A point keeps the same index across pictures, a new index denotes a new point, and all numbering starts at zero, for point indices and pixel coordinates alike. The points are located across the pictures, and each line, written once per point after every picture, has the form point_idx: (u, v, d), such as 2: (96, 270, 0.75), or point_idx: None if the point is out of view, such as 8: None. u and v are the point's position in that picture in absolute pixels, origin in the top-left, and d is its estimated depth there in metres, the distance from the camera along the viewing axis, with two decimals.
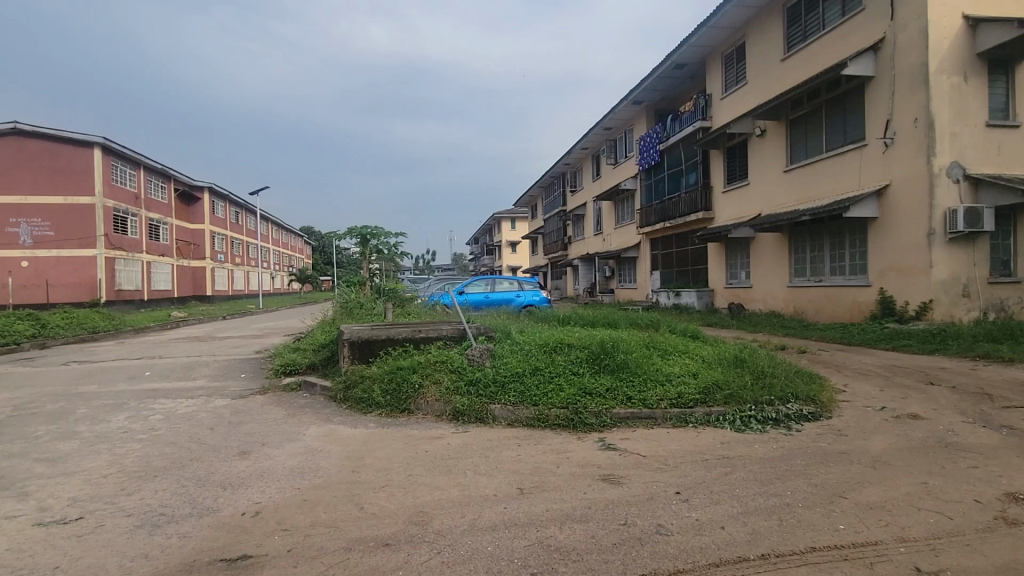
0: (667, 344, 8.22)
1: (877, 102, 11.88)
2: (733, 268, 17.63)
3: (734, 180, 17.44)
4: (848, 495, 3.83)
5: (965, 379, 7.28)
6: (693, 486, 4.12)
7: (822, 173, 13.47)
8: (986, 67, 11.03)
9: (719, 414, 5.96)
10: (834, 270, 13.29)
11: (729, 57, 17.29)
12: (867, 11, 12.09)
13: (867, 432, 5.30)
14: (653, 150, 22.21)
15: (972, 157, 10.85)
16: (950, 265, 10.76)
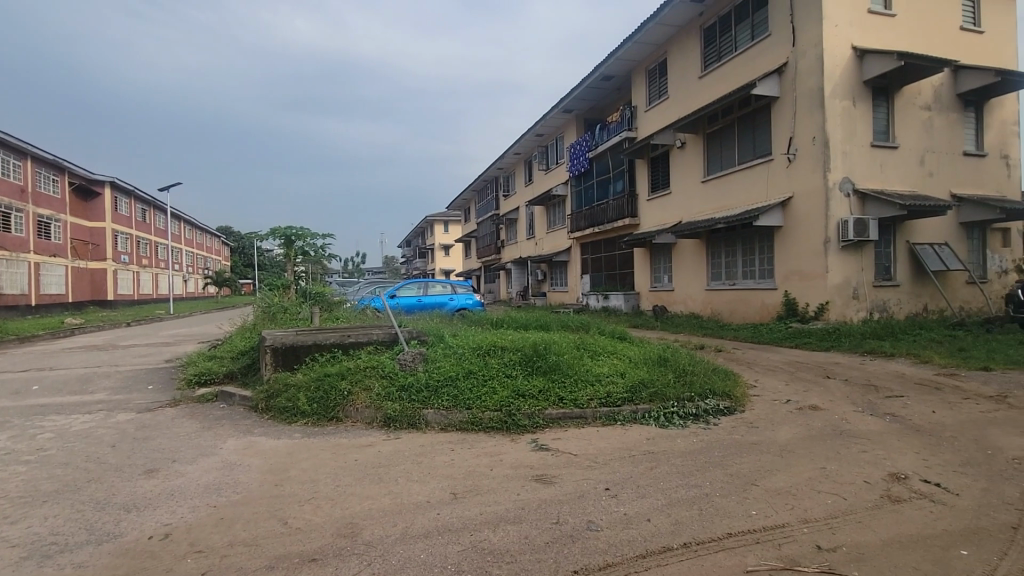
0: (596, 345, 8.52)
1: (782, 121, 13.00)
2: (657, 272, 18.55)
3: (658, 188, 18.36)
4: (759, 482, 4.15)
5: (855, 373, 8.11)
6: (621, 482, 4.28)
7: (735, 185, 14.51)
8: (871, 93, 12.38)
9: (645, 411, 6.23)
10: (746, 274, 14.36)
11: (652, 72, 18.22)
12: (773, 37, 13.21)
13: (775, 423, 5.77)
14: (582, 157, 22.93)
15: (860, 174, 12.14)
16: (842, 271, 11.95)
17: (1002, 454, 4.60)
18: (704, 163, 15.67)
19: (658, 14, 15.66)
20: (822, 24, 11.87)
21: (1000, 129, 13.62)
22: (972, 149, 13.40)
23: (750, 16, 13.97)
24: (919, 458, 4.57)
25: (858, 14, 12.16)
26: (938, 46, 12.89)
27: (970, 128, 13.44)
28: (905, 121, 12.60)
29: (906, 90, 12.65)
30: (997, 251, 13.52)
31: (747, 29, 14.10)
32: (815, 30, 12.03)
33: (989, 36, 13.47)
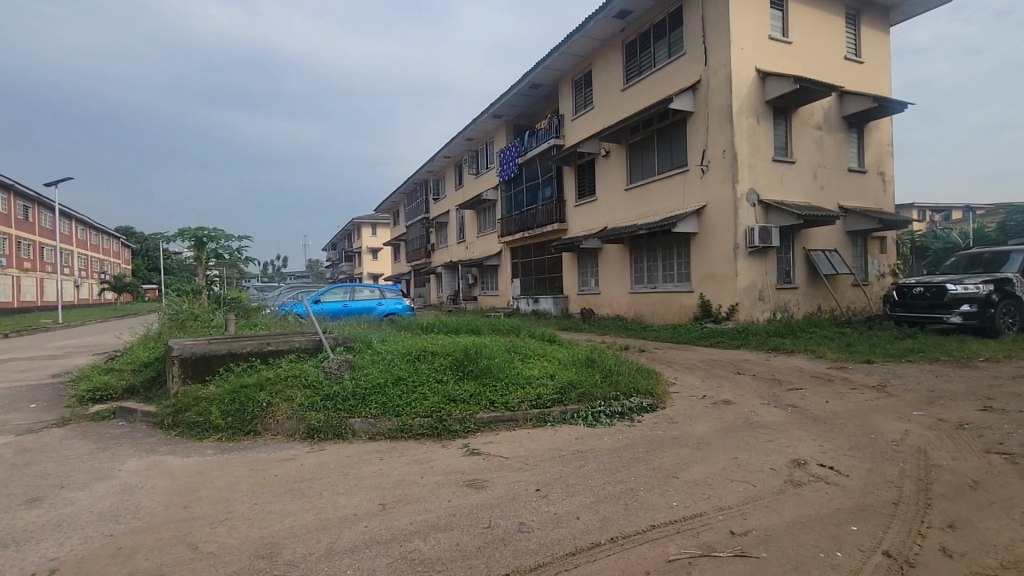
0: (527, 348, 8.64)
1: (696, 134, 13.90)
2: (584, 276, 19.13)
3: (584, 194, 18.96)
4: (679, 475, 4.39)
5: (762, 369, 8.82)
6: (552, 482, 4.36)
7: (655, 193, 15.30)
8: (772, 112, 13.56)
9: (574, 412, 6.39)
10: (666, 278, 15.18)
11: (578, 83, 18.83)
12: (687, 56, 14.11)
13: (693, 418, 6.14)
14: (512, 163, 23.22)
15: (764, 185, 13.24)
16: (750, 274, 12.95)
17: (882, 437, 5.19)
18: (627, 172, 16.39)
19: (583, 27, 16.20)
20: (730, 46, 12.85)
21: (877, 149, 15.41)
22: (856, 166, 15.04)
23: (667, 35, 14.85)
24: (816, 445, 5.04)
25: (761, 40, 13.29)
26: (827, 73, 14.37)
27: (854, 147, 15.10)
28: (801, 139, 13.92)
29: (801, 111, 13.98)
30: (876, 257, 15.25)
31: (664, 47, 14.97)
32: (724, 51, 13.00)
33: (868, 66, 15.21)
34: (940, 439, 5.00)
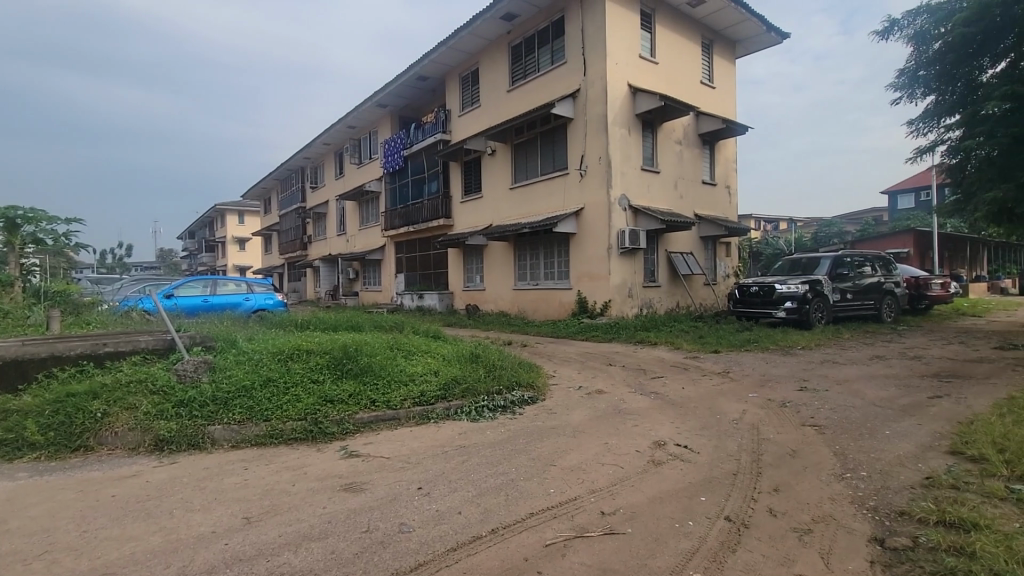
0: (410, 345, 8.48)
1: (575, 140, 14.69)
2: (469, 272, 19.25)
3: (470, 191, 19.07)
4: (556, 463, 4.63)
5: (630, 360, 9.62)
6: (434, 479, 4.35)
7: (537, 194, 15.89)
8: (641, 125, 14.79)
9: (457, 407, 6.42)
10: (547, 275, 15.85)
11: (465, 80, 18.87)
12: (568, 65, 14.84)
13: (570, 408, 6.51)
14: (397, 155, 22.60)
15: (634, 192, 14.41)
16: (621, 273, 14.03)
17: (726, 416, 5.96)
18: (512, 172, 16.80)
19: (470, 25, 16.25)
20: (606, 60, 13.76)
21: (725, 165, 17.56)
22: (708, 179, 17.02)
23: (550, 42, 15.49)
24: (673, 427, 5.62)
25: (632, 57, 14.43)
26: (686, 94, 16.06)
27: (707, 162, 17.05)
28: (664, 151, 15.38)
29: (665, 126, 15.45)
30: (723, 260, 17.40)
31: (547, 53, 15.60)
32: (601, 64, 13.89)
33: (718, 92, 17.29)
34: (769, 416, 5.87)
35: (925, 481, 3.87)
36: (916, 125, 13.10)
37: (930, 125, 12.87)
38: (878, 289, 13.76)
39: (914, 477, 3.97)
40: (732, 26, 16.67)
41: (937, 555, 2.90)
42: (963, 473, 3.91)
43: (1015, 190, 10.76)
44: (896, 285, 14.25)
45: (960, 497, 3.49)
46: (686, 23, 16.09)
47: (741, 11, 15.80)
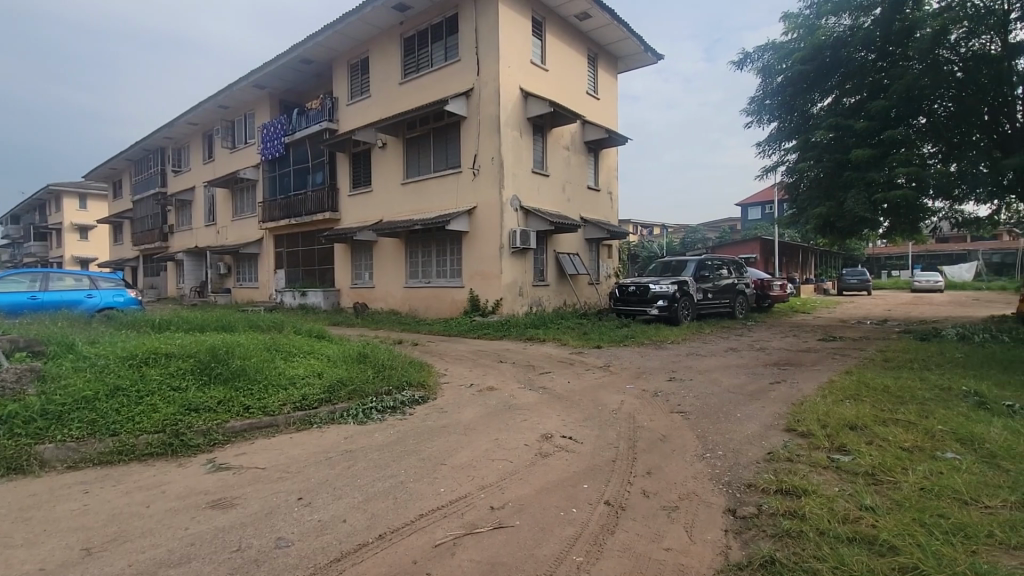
0: (291, 346, 7.93)
1: (468, 139, 14.73)
2: (357, 269, 18.43)
3: (359, 184, 18.26)
4: (447, 461, 4.62)
5: (520, 357, 9.88)
6: (316, 488, 4.11)
7: (429, 191, 15.68)
8: (532, 128, 15.24)
9: (343, 410, 6.10)
10: (439, 273, 15.71)
11: (355, 68, 18.03)
12: (461, 63, 14.84)
13: (461, 405, 6.52)
14: (278, 141, 20.95)
15: (525, 193, 14.81)
16: (512, 272, 14.36)
17: (606, 407, 6.38)
18: (403, 167, 16.39)
19: (360, 10, 15.55)
20: (499, 62, 13.98)
21: (607, 172, 18.74)
22: (592, 184, 18.03)
23: (444, 38, 15.36)
24: (560, 420, 5.88)
25: (524, 62, 14.82)
26: (574, 102, 16.88)
27: (592, 167, 18.07)
28: (553, 155, 16.02)
29: (554, 131, 16.09)
30: (604, 261, 18.56)
31: (441, 49, 15.45)
32: (494, 66, 14.08)
33: (602, 103, 18.41)
34: (643, 405, 6.39)
35: (768, 456, 4.47)
36: (764, 147, 15.07)
37: (774, 148, 14.85)
38: (733, 289, 15.60)
39: (759, 453, 4.55)
40: (615, 42, 17.84)
41: (776, 519, 3.36)
42: (796, 447, 4.57)
43: (836, 207, 12.68)
44: (747, 286, 16.27)
45: (793, 468, 4.08)
46: (575, 34, 16.90)
47: (623, 30, 16.97)
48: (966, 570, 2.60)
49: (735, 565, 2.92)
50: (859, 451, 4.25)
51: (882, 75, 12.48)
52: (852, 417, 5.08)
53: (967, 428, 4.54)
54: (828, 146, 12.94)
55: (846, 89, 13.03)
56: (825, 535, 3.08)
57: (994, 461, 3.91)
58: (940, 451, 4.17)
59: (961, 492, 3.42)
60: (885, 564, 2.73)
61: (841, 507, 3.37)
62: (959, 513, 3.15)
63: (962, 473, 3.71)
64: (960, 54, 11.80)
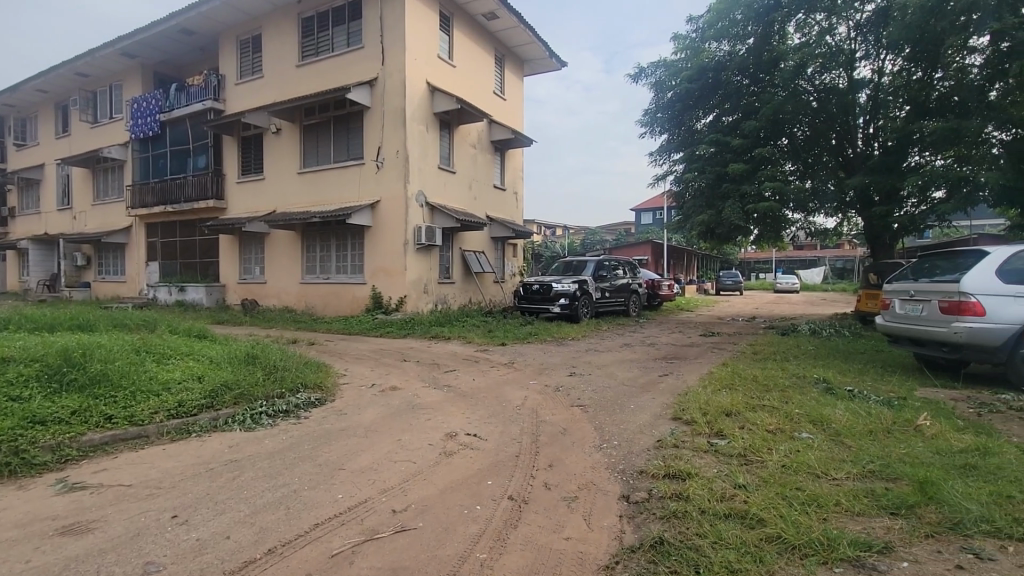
0: (165, 346, 7.10)
1: (372, 130, 14.17)
2: (246, 263, 16.99)
3: (248, 170, 16.82)
4: (346, 465, 4.41)
5: (424, 355, 9.72)
6: (194, 503, 3.71)
7: (329, 182, 14.87)
8: (438, 124, 15.02)
9: (227, 417, 5.58)
10: (339, 269, 14.95)
11: (245, 45, 16.58)
12: (365, 50, 14.24)
13: (362, 406, 6.26)
14: (152, 118, 18.72)
15: (430, 189, 14.56)
16: (417, 269, 14.07)
17: (510, 403, 6.48)
18: (300, 155, 15.39)
19: None
20: (404, 54, 13.60)
21: (513, 172, 19.03)
22: (498, 183, 18.21)
23: (346, 23, 14.63)
24: (464, 418, 5.85)
25: (431, 56, 14.56)
26: (480, 101, 16.92)
27: (498, 167, 18.24)
28: (460, 152, 15.93)
29: (461, 129, 16.00)
30: (510, 260, 18.82)
31: (343, 34, 14.70)
32: (399, 57, 13.68)
33: (508, 104, 18.65)
34: (545, 400, 6.58)
35: (657, 443, 4.80)
36: (655, 156, 16.19)
37: (665, 158, 16.03)
38: (628, 288, 16.58)
39: (650, 441, 4.87)
40: (521, 45, 18.17)
41: (664, 502, 3.61)
42: (682, 435, 4.94)
43: (715, 215, 13.95)
44: (640, 285, 17.37)
45: (679, 454, 4.42)
46: (482, 33, 16.94)
47: (529, 33, 17.33)
48: (818, 536, 2.98)
49: (628, 548, 3.09)
50: (733, 435, 4.71)
51: (754, 98, 13.96)
52: (728, 405, 5.62)
53: (818, 412, 5.21)
54: (709, 159, 14.24)
55: (725, 108, 14.42)
56: (706, 513, 3.36)
57: (838, 439, 4.54)
58: (798, 432, 4.75)
59: (814, 467, 3.93)
60: (755, 536, 3.05)
61: (719, 487, 3.70)
62: (813, 486, 3.61)
63: (814, 450, 4.25)
64: (815, 86, 13.53)
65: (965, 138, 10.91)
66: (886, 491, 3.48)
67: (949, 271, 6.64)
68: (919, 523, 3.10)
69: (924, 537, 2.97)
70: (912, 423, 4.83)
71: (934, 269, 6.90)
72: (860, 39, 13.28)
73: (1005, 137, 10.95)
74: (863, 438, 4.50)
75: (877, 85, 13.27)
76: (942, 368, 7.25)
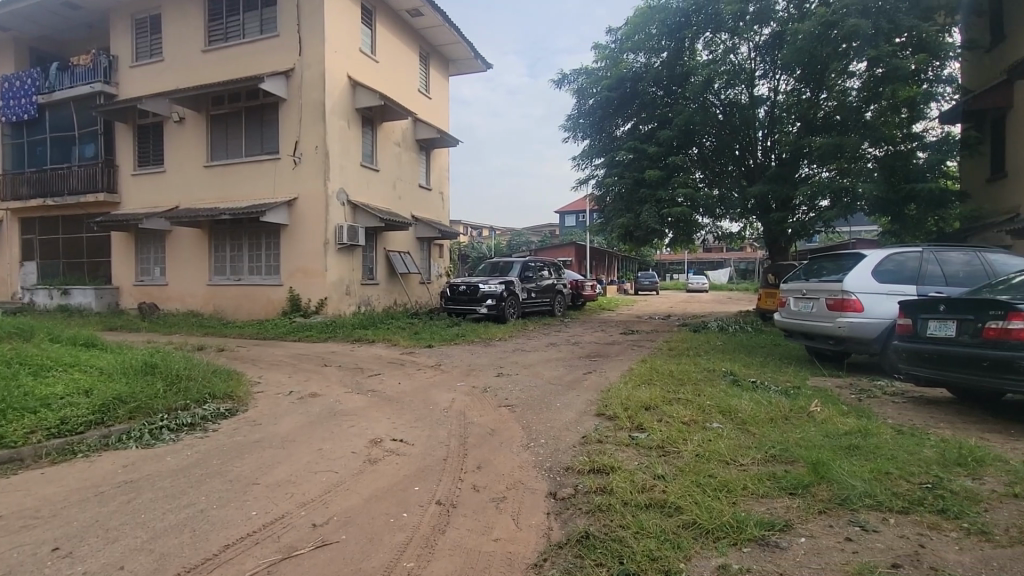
0: (43, 357, 6.29)
1: (288, 123, 13.42)
2: (143, 263, 15.45)
3: (146, 162, 15.32)
4: (260, 480, 4.13)
5: (346, 359, 9.34)
6: (79, 532, 3.30)
7: (240, 176, 13.89)
8: (360, 120, 14.51)
9: (121, 433, 5.03)
10: (251, 270, 14.01)
11: (141, 24, 15.10)
12: (280, 38, 13.46)
13: (278, 416, 5.89)
14: (28, 100, 16.57)
15: (352, 187, 14.02)
16: (338, 270, 13.49)
17: (437, 406, 6.38)
18: (207, 147, 14.25)
19: None
20: (324, 45, 13.01)
21: (439, 172, 18.80)
22: (424, 183, 17.92)
23: (259, 9, 13.74)
24: (390, 423, 5.69)
25: (352, 49, 14.04)
26: (405, 99, 16.56)
27: (424, 166, 17.94)
28: (383, 150, 15.49)
29: (384, 126, 15.57)
30: (436, 261, 18.56)
31: (255, 20, 13.80)
32: (318, 48, 13.07)
33: (434, 103, 18.42)
34: (473, 402, 6.55)
35: (582, 439, 4.93)
36: (578, 160, 16.66)
37: (587, 163, 16.55)
38: (553, 289, 16.93)
39: (575, 438, 5.00)
40: (447, 44, 18.02)
41: (589, 497, 3.71)
42: (605, 430, 5.12)
43: (634, 219, 14.60)
44: (564, 286, 17.79)
45: (602, 448, 4.57)
46: (406, 29, 16.60)
47: (454, 33, 17.21)
48: (728, 519, 3.19)
49: (555, 545, 3.15)
50: (651, 428, 4.95)
51: (667, 109, 14.75)
52: (647, 399, 5.89)
53: (726, 402, 5.61)
54: (628, 165, 14.94)
55: (641, 117, 15.15)
56: (628, 505, 3.50)
57: (743, 427, 4.90)
58: (709, 422, 5.08)
59: (723, 455, 4.21)
60: (673, 523, 3.21)
61: (641, 478, 3.87)
62: (723, 472, 3.87)
63: (724, 439, 4.57)
64: (721, 100, 14.53)
65: (846, 153, 12.23)
66: (785, 473, 3.80)
67: (834, 272, 7.40)
68: (812, 501, 3.42)
69: (817, 513, 3.28)
70: (806, 410, 5.33)
71: (822, 270, 7.65)
72: (759, 59, 14.46)
73: (879, 153, 12.41)
74: (765, 425, 4.89)
75: (774, 102, 14.46)
76: (829, 360, 8.06)
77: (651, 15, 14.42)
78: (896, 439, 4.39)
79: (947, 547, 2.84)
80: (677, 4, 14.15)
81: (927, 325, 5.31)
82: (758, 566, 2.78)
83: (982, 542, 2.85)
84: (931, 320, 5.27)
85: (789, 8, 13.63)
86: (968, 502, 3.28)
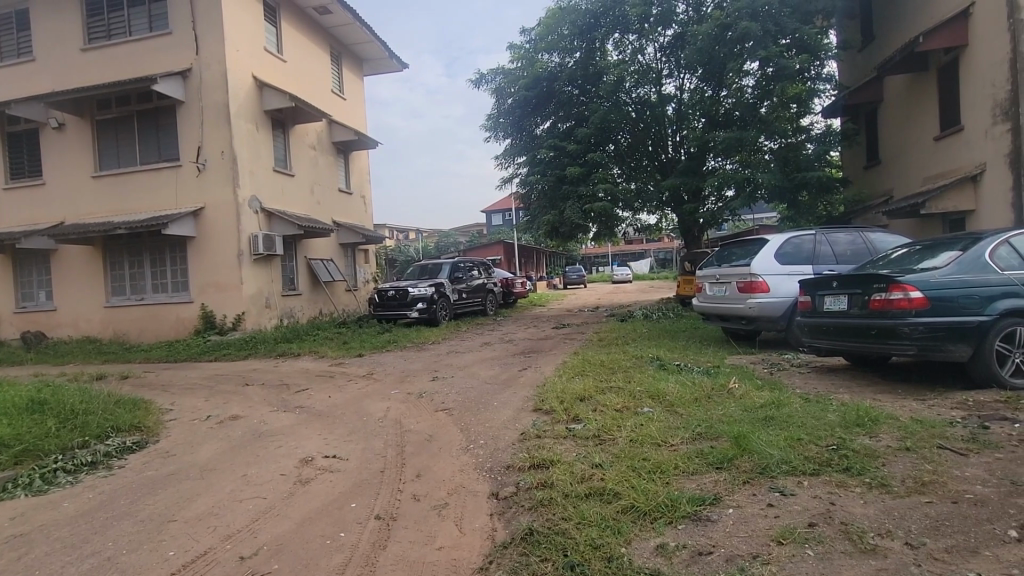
0: None
1: (188, 127, 12.38)
2: (24, 287, 13.68)
3: (20, 174, 13.57)
4: (178, 516, 3.77)
5: (270, 376, 8.78)
6: None
7: (135, 186, 12.66)
8: (270, 122, 13.69)
9: (6, 481, 4.43)
10: (155, 287, 12.81)
11: (5, 20, 13.35)
12: (173, 36, 12.37)
13: (195, 444, 5.40)
14: None
15: (265, 194, 13.20)
16: (255, 282, 12.67)
17: (371, 417, 6.16)
18: (93, 155, 12.86)
19: None
20: (225, 44, 12.13)
21: (358, 175, 18.15)
22: (344, 187, 17.27)
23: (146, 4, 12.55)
24: (321, 439, 5.41)
25: (256, 48, 13.20)
26: (318, 100, 15.84)
27: (342, 169, 17.26)
28: (298, 154, 14.73)
29: (297, 129, 14.81)
30: (361, 266, 17.91)
31: (142, 15, 12.60)
32: (218, 47, 12.16)
33: (348, 104, 17.74)
34: (408, 409, 6.39)
35: (521, 436, 4.94)
36: (501, 159, 16.78)
37: (510, 161, 16.70)
38: (483, 288, 16.89)
39: (514, 435, 5.01)
40: (358, 43, 17.43)
41: (531, 492, 3.73)
42: (543, 425, 5.17)
43: (559, 214, 14.93)
44: (495, 284, 17.82)
45: (542, 443, 4.62)
46: (315, 28, 15.88)
47: (365, 32, 16.68)
48: (663, 499, 3.32)
49: (500, 546, 3.13)
50: (587, 418, 5.06)
51: (584, 107, 15.21)
52: (581, 390, 6.02)
53: (655, 386, 5.85)
54: (550, 163, 15.28)
55: (559, 115, 15.56)
56: (569, 496, 3.55)
57: (672, 409, 5.13)
58: (640, 407, 5.26)
59: (655, 437, 4.38)
60: (613, 510, 3.30)
61: (580, 468, 3.94)
62: (656, 454, 4.03)
63: (655, 422, 4.76)
64: (633, 98, 15.18)
65: (746, 145, 13.24)
66: (712, 448, 4.03)
67: (742, 257, 7.93)
68: (737, 472, 3.65)
69: (742, 483, 3.49)
70: (725, 387, 5.68)
71: (731, 256, 8.18)
72: (665, 59, 15.19)
73: (774, 145, 13.53)
74: (692, 405, 5.16)
75: (680, 99, 15.18)
76: (743, 338, 8.66)
77: (562, 16, 14.75)
78: (805, 407, 4.79)
79: (854, 502, 3.13)
80: (586, 6, 14.55)
81: (824, 300, 5.83)
82: (693, 541, 2.91)
83: (884, 494, 3.17)
84: (826, 296, 5.79)
85: (688, 11, 14.47)
86: (868, 458, 3.64)
